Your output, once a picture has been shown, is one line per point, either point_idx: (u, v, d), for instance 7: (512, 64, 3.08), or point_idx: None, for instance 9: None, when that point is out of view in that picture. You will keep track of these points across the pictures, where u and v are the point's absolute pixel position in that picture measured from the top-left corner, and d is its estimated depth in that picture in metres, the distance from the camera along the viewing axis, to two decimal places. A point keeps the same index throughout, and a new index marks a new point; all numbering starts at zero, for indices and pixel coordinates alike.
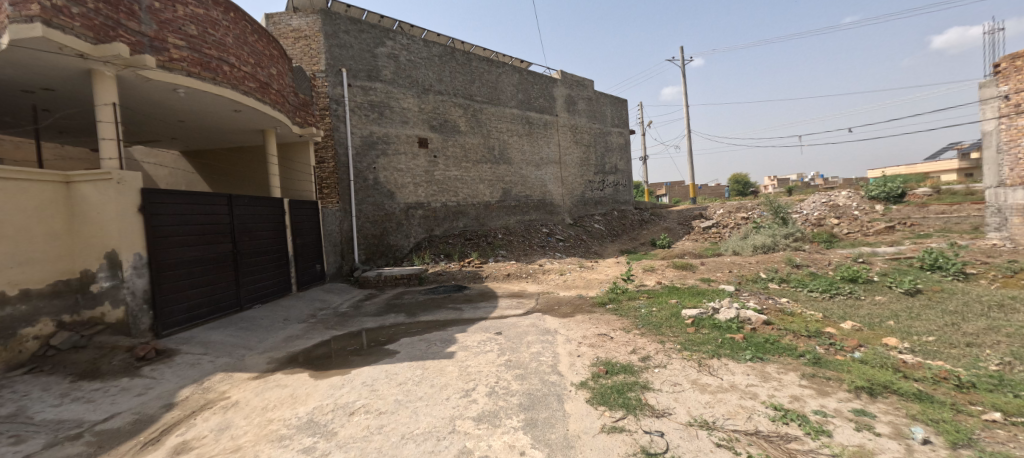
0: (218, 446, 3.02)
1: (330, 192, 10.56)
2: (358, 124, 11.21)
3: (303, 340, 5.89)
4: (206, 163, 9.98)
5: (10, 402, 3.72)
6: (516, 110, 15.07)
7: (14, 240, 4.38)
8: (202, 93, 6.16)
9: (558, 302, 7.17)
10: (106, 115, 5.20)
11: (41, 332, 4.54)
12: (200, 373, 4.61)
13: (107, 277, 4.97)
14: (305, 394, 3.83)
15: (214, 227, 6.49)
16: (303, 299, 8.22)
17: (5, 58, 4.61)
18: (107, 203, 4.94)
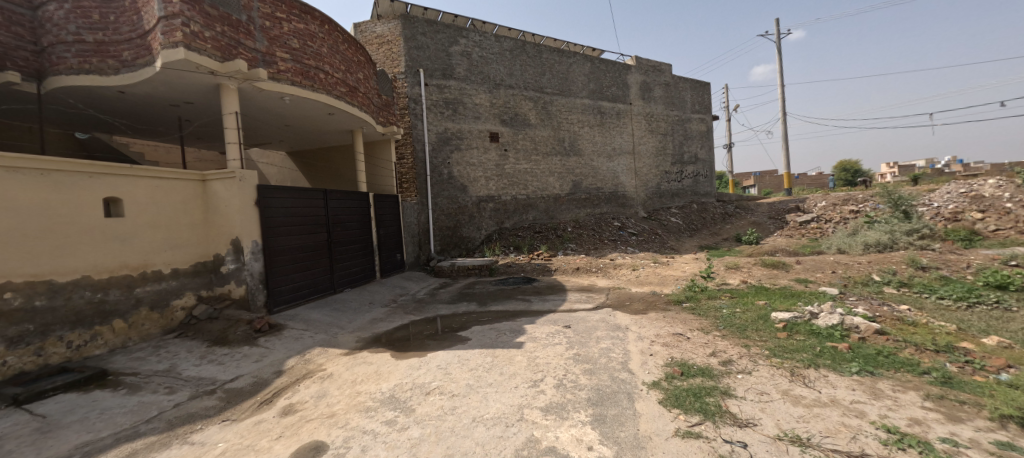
0: (316, 411, 3.43)
1: (410, 186, 11.38)
2: (434, 121, 11.80)
3: (386, 323, 6.42)
4: (306, 161, 11.24)
5: (166, 359, 4.58)
6: (587, 100, 14.71)
7: (166, 228, 5.36)
8: (302, 99, 6.93)
9: (629, 298, 6.93)
10: (231, 122, 6.10)
11: (186, 303, 5.52)
12: (302, 346, 5.26)
13: (232, 260, 5.85)
14: (388, 371, 4.18)
15: (313, 219, 7.30)
16: (386, 285, 8.94)
17: (160, 79, 5.62)
18: (232, 197, 5.81)
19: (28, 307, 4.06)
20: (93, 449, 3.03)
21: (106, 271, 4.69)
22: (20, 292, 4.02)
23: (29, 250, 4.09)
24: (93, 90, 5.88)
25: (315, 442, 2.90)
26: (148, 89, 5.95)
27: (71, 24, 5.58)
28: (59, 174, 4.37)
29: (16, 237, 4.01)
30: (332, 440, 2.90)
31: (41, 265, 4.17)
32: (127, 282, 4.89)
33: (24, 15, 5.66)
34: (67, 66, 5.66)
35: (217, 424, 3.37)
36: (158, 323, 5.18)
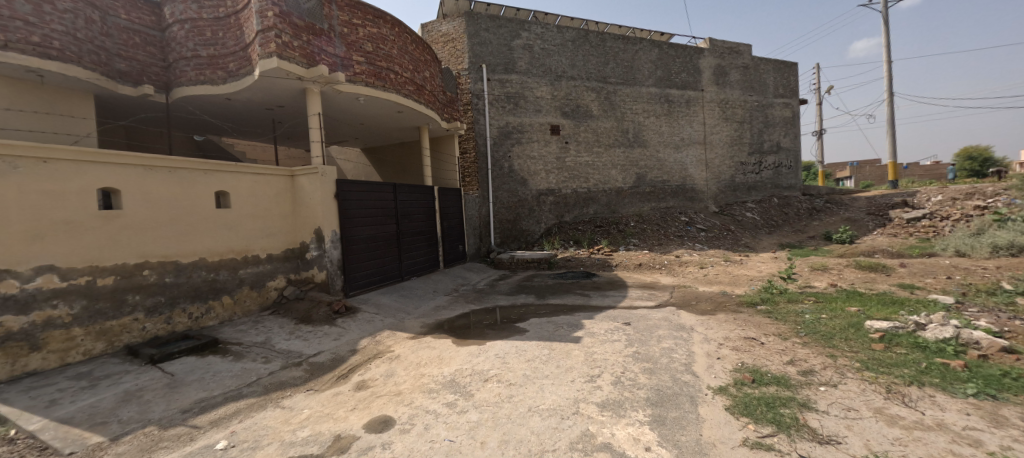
0: (385, 388, 3.72)
1: (471, 180, 11.69)
2: (495, 115, 12.00)
3: (448, 310, 6.74)
4: (378, 157, 12.04)
5: (262, 333, 5.24)
6: (654, 88, 14.00)
7: (263, 218, 6.09)
8: (375, 99, 7.41)
9: (696, 298, 6.56)
10: (314, 122, 6.72)
11: (278, 284, 6.25)
12: (373, 328, 5.71)
13: (315, 247, 6.48)
14: (449, 356, 4.40)
15: (384, 211, 7.83)
16: (448, 275, 9.35)
17: (258, 86, 6.35)
18: (315, 191, 6.42)
19: (160, 283, 4.86)
20: (207, 405, 3.57)
21: (217, 254, 5.46)
22: (155, 270, 4.81)
23: (161, 236, 4.88)
24: (207, 98, 6.81)
25: (384, 417, 3.15)
26: (249, 96, 6.75)
27: (190, 42, 6.54)
28: (182, 171, 5.14)
29: (152, 224, 4.80)
30: (399, 416, 3.13)
31: (170, 248, 4.96)
32: (233, 265, 5.64)
33: (154, 36, 6.75)
34: (188, 78, 6.62)
35: (302, 393, 3.79)
36: (257, 301, 5.93)
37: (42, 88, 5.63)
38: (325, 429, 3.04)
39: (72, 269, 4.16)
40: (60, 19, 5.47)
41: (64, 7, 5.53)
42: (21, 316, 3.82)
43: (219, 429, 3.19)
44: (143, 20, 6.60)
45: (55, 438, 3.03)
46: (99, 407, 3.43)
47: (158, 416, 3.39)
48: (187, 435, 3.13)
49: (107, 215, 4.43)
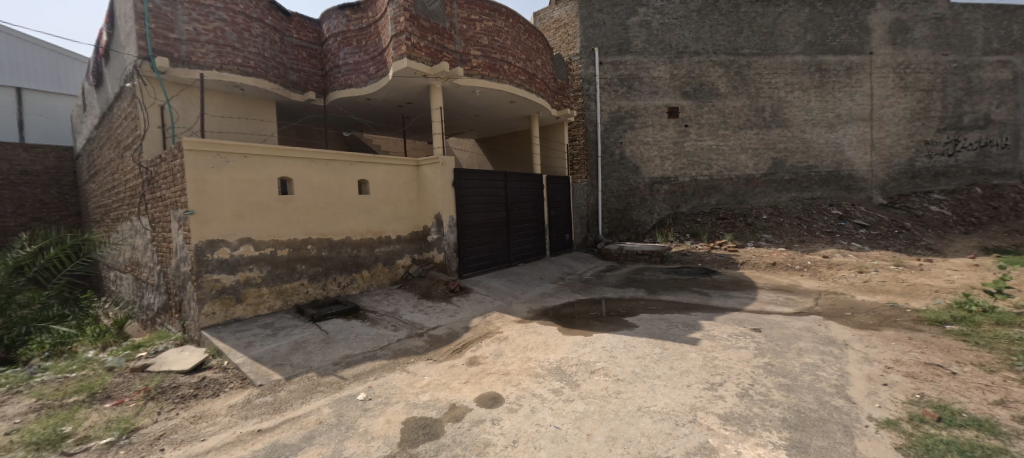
0: (495, 366, 3.92)
1: (579, 167, 11.49)
2: (607, 100, 11.53)
3: (554, 298, 6.79)
4: (490, 147, 12.63)
5: (392, 304, 5.97)
6: (801, 56, 11.85)
7: (394, 204, 6.88)
8: (490, 90, 7.71)
9: (851, 308, 5.42)
10: (437, 116, 7.29)
11: (405, 262, 7.04)
12: (484, 309, 6.06)
13: (435, 231, 7.12)
14: (555, 343, 4.43)
15: (495, 198, 8.19)
16: (554, 262, 9.41)
17: (392, 85, 7.12)
18: (436, 180, 7.01)
19: (319, 256, 5.86)
20: (351, 361, 4.22)
21: (360, 234, 6.36)
22: (315, 245, 5.82)
23: (320, 217, 5.87)
24: (353, 99, 7.90)
25: (493, 394, 3.32)
26: (385, 95, 7.63)
27: (341, 52, 7.66)
28: (335, 163, 6.07)
29: (314, 207, 5.80)
30: (507, 395, 3.27)
31: (326, 228, 5.94)
32: (370, 243, 6.51)
33: (315, 50, 8.08)
34: (339, 83, 7.76)
35: (424, 361, 4.21)
36: (388, 276, 6.77)
37: (243, 99, 7.18)
38: (443, 397, 3.32)
39: (261, 241, 5.27)
40: (255, 43, 6.89)
41: (257, 33, 6.94)
42: (230, 275, 4.99)
43: (359, 383, 3.74)
44: (308, 37, 7.95)
45: (251, 371, 3.90)
46: (278, 351, 4.33)
47: (317, 364, 4.12)
48: (336, 383, 3.73)
49: (284, 199, 5.48)
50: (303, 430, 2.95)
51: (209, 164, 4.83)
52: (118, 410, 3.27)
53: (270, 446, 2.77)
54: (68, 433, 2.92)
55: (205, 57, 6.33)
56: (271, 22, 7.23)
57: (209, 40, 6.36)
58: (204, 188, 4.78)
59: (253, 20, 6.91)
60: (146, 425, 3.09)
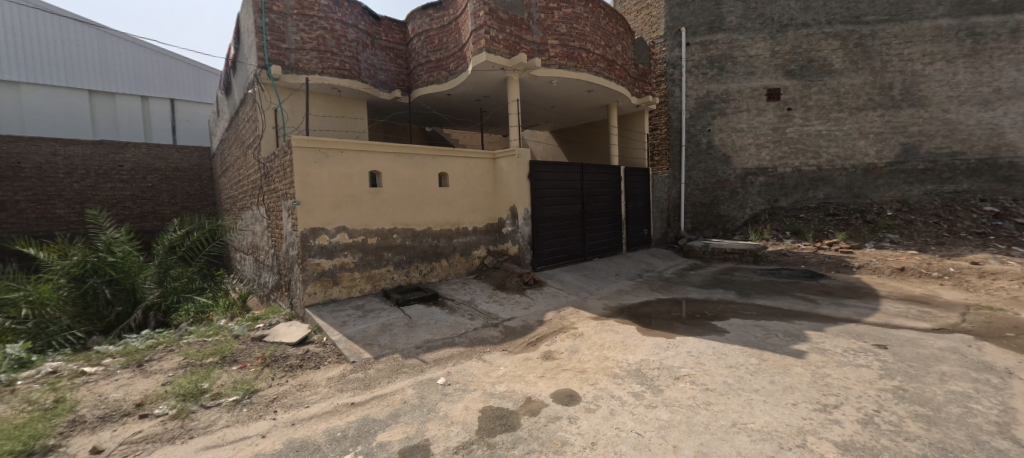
0: (570, 363, 3.83)
1: (661, 159, 10.96)
2: (694, 84, 10.66)
3: (631, 296, 6.49)
4: (565, 138, 12.44)
5: (469, 293, 6.17)
6: (946, 20, 9.81)
7: (472, 196, 7.07)
8: (567, 80, 7.53)
9: (1015, 328, 4.37)
10: (513, 109, 7.31)
11: (481, 254, 7.23)
12: (558, 303, 5.99)
13: (510, 223, 7.19)
14: (634, 344, 4.22)
15: (571, 191, 8.02)
16: (631, 258, 9.00)
17: (471, 80, 7.28)
18: (512, 172, 7.06)
19: (403, 245, 6.24)
20: (431, 346, 4.43)
21: (439, 225, 6.64)
22: (400, 234, 6.20)
23: (404, 208, 6.23)
24: (434, 96, 8.25)
25: (569, 391, 3.24)
26: (464, 90, 7.84)
27: (425, 50, 8.01)
28: (418, 157, 6.38)
29: (399, 199, 6.17)
30: (584, 394, 3.17)
31: (410, 218, 6.29)
32: (449, 234, 6.77)
33: (401, 50, 8.56)
34: (422, 81, 8.14)
35: (499, 351, 4.27)
36: (465, 266, 7.00)
37: (340, 100, 7.87)
38: (519, 389, 3.34)
39: (354, 230, 5.75)
40: (350, 48, 7.49)
41: (352, 37, 7.53)
42: (328, 260, 5.52)
43: (439, 368, 3.90)
44: (395, 38, 8.44)
45: (345, 348, 4.28)
46: (368, 332, 4.69)
47: (401, 347, 4.39)
48: (418, 366, 3.94)
49: (373, 191, 5.91)
50: (390, 407, 3.16)
51: (312, 159, 5.36)
52: (242, 373, 3.79)
53: (361, 419, 3.00)
54: (206, 388, 3.45)
55: (309, 63, 7.03)
56: (364, 27, 7.80)
57: (313, 47, 7.05)
58: (307, 180, 5.32)
59: (349, 26, 7.50)
60: (263, 388, 3.54)
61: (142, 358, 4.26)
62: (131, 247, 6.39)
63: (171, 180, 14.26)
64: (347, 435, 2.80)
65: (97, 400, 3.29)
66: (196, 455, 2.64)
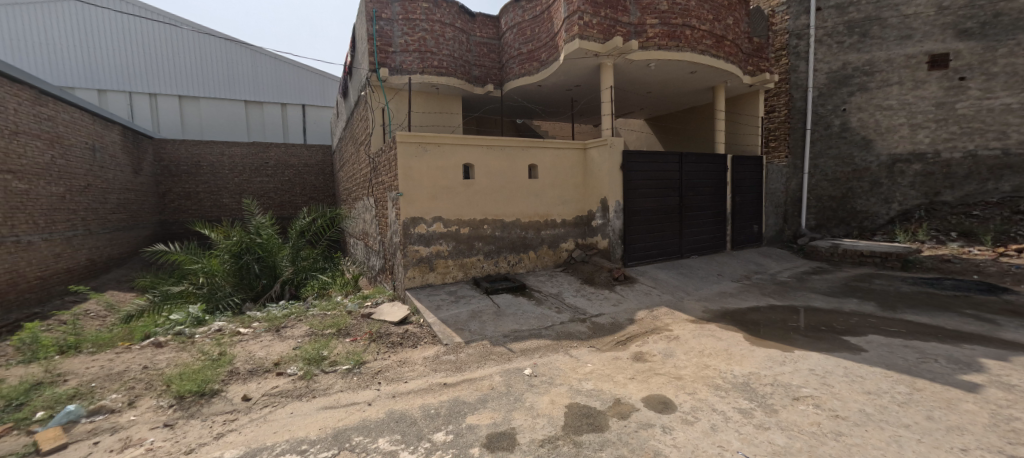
0: (664, 367, 3.57)
1: (779, 146, 9.64)
2: (825, 56, 9.12)
3: (737, 299, 5.83)
4: (663, 126, 11.60)
5: (556, 286, 6.13)
6: None
7: (561, 187, 6.97)
8: (668, 62, 6.95)
9: None
10: (607, 96, 6.99)
11: (569, 247, 7.12)
12: (651, 302, 5.64)
13: (601, 216, 6.95)
14: (741, 355, 3.76)
15: (668, 182, 7.46)
16: (738, 258, 8.10)
17: (563, 69, 7.14)
18: (604, 163, 6.78)
19: (493, 235, 6.42)
20: (519, 336, 4.49)
21: (528, 217, 6.69)
22: (491, 225, 6.39)
23: (495, 200, 6.39)
24: (526, 88, 8.27)
25: (663, 397, 3.02)
26: (555, 80, 7.72)
27: (518, 42, 8.06)
28: (509, 149, 6.48)
29: (491, 190, 6.35)
30: (680, 403, 2.92)
31: (500, 209, 6.44)
32: (537, 226, 6.79)
33: (494, 45, 8.74)
34: (514, 74, 8.22)
35: (587, 348, 4.16)
36: (553, 258, 6.96)
37: (439, 97, 8.34)
38: (607, 389, 3.20)
39: (449, 220, 6.07)
40: (448, 46, 7.86)
41: (450, 36, 7.89)
42: (426, 247, 5.92)
43: (526, 358, 3.94)
44: (488, 34, 8.64)
45: (439, 331, 4.55)
46: (460, 317, 4.93)
47: (490, 334, 4.53)
48: (506, 355, 4.02)
49: (467, 183, 6.16)
50: (479, 392, 3.27)
51: (413, 153, 5.76)
52: (353, 345, 4.27)
53: (452, 400, 3.16)
54: (326, 355, 3.96)
55: (412, 64, 7.55)
56: (460, 25, 8.12)
57: (415, 49, 7.55)
58: (409, 173, 5.74)
59: (447, 26, 7.87)
60: (369, 361, 3.93)
61: (279, 324, 5.06)
62: (273, 231, 7.61)
63: (302, 174, 16.63)
64: (440, 414, 2.96)
65: (248, 356, 3.99)
66: (316, 413, 3.03)
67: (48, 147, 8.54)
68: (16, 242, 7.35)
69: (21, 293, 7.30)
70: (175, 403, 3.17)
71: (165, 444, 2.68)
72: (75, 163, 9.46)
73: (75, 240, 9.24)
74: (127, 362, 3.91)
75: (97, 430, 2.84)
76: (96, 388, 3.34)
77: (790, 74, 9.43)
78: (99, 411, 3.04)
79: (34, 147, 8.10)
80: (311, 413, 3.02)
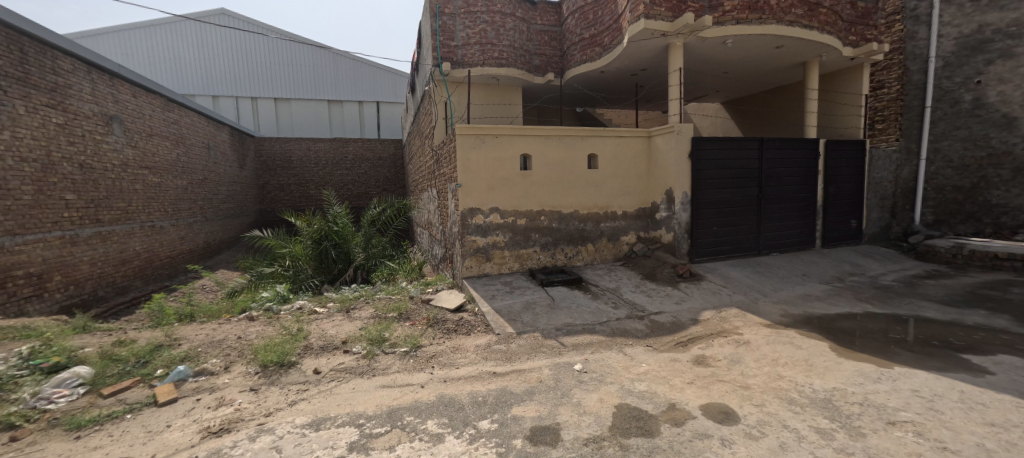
0: (728, 374, 3.26)
1: (890, 126, 8.23)
2: (954, 18, 7.61)
3: (825, 304, 5.15)
4: (742, 109, 10.55)
5: (614, 280, 5.90)
6: None
7: (622, 178, 6.65)
8: (747, 37, 6.27)
9: None
10: (675, 79, 6.50)
11: (630, 240, 6.81)
12: (719, 302, 5.20)
13: (665, 208, 6.54)
14: (823, 367, 3.32)
15: (745, 171, 6.78)
16: (829, 257, 7.16)
17: (627, 53, 6.77)
18: (670, 151, 6.35)
19: (550, 227, 6.34)
20: (571, 330, 4.40)
21: (587, 208, 6.50)
22: (548, 217, 6.32)
23: (553, 191, 6.30)
24: (587, 75, 7.99)
25: (725, 407, 2.76)
26: (619, 65, 7.36)
27: (579, 28, 7.80)
28: (567, 138, 6.33)
29: (548, 181, 6.27)
30: (744, 415, 2.66)
31: (557, 201, 6.33)
32: (596, 218, 6.57)
33: (556, 32, 8.55)
34: (575, 61, 7.98)
35: (642, 347, 3.95)
36: (612, 251, 6.71)
37: (499, 88, 8.39)
38: (662, 392, 3.02)
39: (505, 211, 6.11)
40: (508, 37, 7.85)
41: (510, 26, 7.88)
42: (483, 237, 6.03)
43: (577, 353, 3.84)
44: (550, 21, 8.47)
45: (492, 320, 4.62)
46: (513, 307, 4.96)
47: (542, 326, 4.50)
48: (557, 348, 3.97)
49: (524, 174, 6.14)
50: (527, 384, 3.26)
51: (471, 145, 5.87)
52: (412, 329, 4.49)
53: (500, 390, 3.19)
54: (387, 337, 4.21)
55: (473, 56, 7.66)
56: (521, 14, 8.05)
57: (476, 42, 7.65)
58: (467, 165, 5.86)
59: (507, 16, 7.86)
60: (425, 345, 4.11)
61: (349, 305, 5.50)
62: (347, 219, 8.25)
63: (376, 167, 17.82)
64: (487, 402, 3.01)
65: (321, 334, 4.38)
66: (375, 390, 3.24)
67: (175, 146, 10.06)
68: (151, 227, 8.81)
69: (156, 269, 8.78)
70: (259, 371, 3.58)
71: (250, 405, 3.05)
72: (194, 160, 11.06)
73: (195, 225, 10.84)
74: (226, 332, 4.50)
75: (199, 389, 3.31)
76: (201, 353, 3.90)
77: (904, 42, 8.04)
78: (202, 372, 3.54)
79: (164, 146, 9.60)
80: (371, 390, 3.24)
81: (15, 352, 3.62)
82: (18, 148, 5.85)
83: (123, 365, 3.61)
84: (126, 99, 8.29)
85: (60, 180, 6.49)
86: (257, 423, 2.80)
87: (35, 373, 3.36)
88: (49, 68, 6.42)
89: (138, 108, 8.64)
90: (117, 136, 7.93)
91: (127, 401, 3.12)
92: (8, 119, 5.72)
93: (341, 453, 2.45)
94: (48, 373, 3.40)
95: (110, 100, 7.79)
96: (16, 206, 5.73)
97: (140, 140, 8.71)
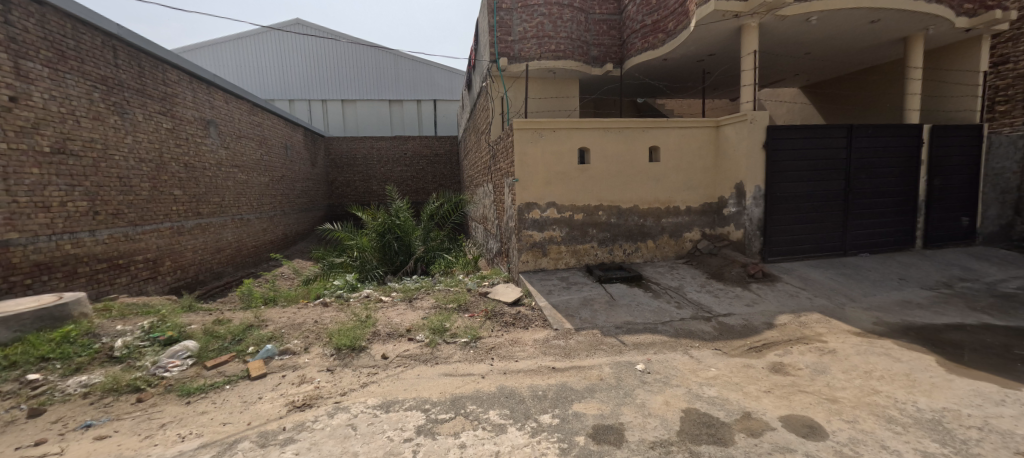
0: (812, 385, 2.98)
1: (1014, 108, 6.96)
2: None
3: (929, 312, 4.52)
4: (826, 94, 9.57)
5: (677, 279, 5.63)
6: None
7: (687, 171, 6.30)
8: (836, 13, 5.63)
9: None
10: (749, 63, 6.02)
11: (694, 237, 6.45)
12: (797, 305, 4.77)
13: (734, 203, 6.11)
14: (930, 385, 2.92)
15: (829, 163, 6.14)
16: (933, 260, 6.28)
17: (696, 37, 6.36)
18: (740, 141, 5.92)
19: (608, 222, 6.18)
20: (632, 328, 4.27)
21: (647, 203, 6.25)
22: (606, 211, 6.16)
23: (611, 185, 6.13)
24: (650, 63, 7.65)
25: (809, 420, 2.53)
26: (684, 51, 6.96)
27: (641, 14, 7.48)
28: (628, 130, 6.11)
29: (607, 176, 6.11)
30: (834, 431, 2.41)
31: (616, 195, 6.15)
32: (658, 213, 6.30)
33: (615, 21, 8.26)
34: (636, 49, 7.67)
35: (710, 350, 3.74)
36: (675, 249, 6.40)
37: (556, 81, 8.28)
38: (735, 399, 2.83)
39: (562, 206, 6.05)
40: (565, 28, 7.73)
41: (568, 18, 7.76)
42: (540, 232, 6.02)
43: (639, 353, 3.72)
44: (609, 9, 8.19)
45: (550, 316, 4.60)
46: (571, 303, 4.91)
47: (601, 324, 4.41)
48: (617, 346, 3.87)
49: (582, 168, 6.04)
50: (587, 381, 3.21)
51: (529, 139, 5.86)
52: (471, 321, 4.59)
53: (560, 385, 3.17)
54: (448, 327, 4.35)
55: (530, 51, 7.63)
56: (579, 5, 7.88)
57: (533, 35, 7.61)
58: (525, 159, 5.86)
59: (565, 7, 7.75)
60: (484, 337, 4.19)
61: (411, 295, 5.77)
62: (408, 214, 8.62)
63: (433, 163, 18.47)
64: (547, 396, 3.01)
65: (387, 322, 4.62)
66: (438, 378, 3.37)
67: (258, 146, 11.12)
68: (240, 220, 9.82)
69: (243, 257, 9.80)
70: (334, 353, 3.87)
71: (328, 385, 3.29)
72: (275, 159, 12.15)
73: (276, 218, 11.98)
74: (305, 316, 4.91)
75: (285, 366, 3.64)
76: (284, 334, 4.28)
77: None
78: (286, 352, 3.89)
79: (250, 147, 10.64)
80: (434, 377, 3.37)
81: (139, 325, 4.22)
82: (138, 150, 6.77)
83: (221, 341, 4.07)
84: (220, 105, 9.28)
85: (169, 178, 7.42)
86: (334, 401, 3.02)
87: (155, 344, 3.89)
88: (160, 80, 7.35)
89: (229, 113, 9.64)
90: (212, 138, 8.90)
91: (225, 373, 3.51)
92: (130, 124, 6.63)
93: (410, 435, 2.57)
94: (164, 344, 3.91)
95: (207, 106, 8.76)
96: (137, 200, 6.64)
97: (231, 141, 9.72)
